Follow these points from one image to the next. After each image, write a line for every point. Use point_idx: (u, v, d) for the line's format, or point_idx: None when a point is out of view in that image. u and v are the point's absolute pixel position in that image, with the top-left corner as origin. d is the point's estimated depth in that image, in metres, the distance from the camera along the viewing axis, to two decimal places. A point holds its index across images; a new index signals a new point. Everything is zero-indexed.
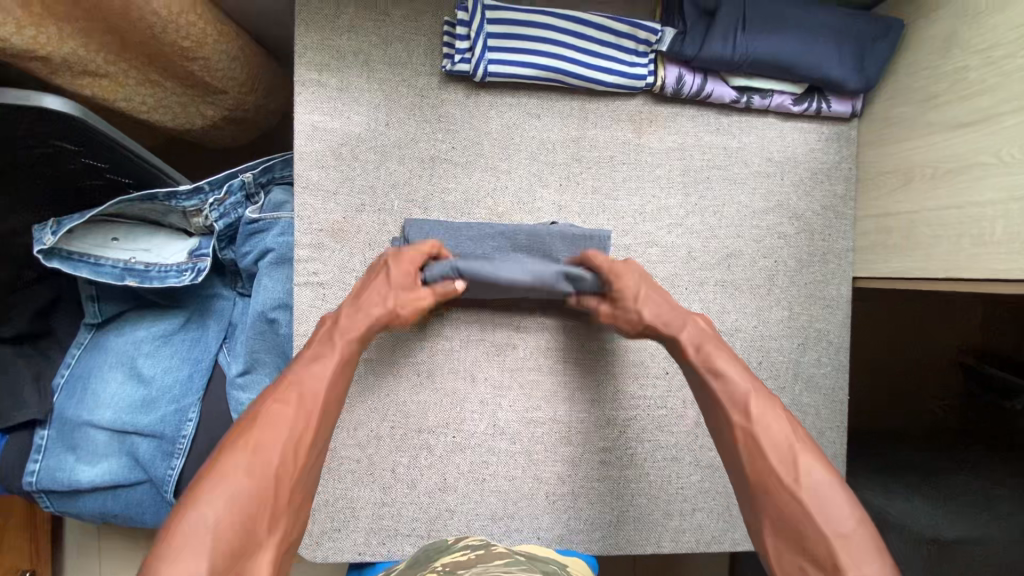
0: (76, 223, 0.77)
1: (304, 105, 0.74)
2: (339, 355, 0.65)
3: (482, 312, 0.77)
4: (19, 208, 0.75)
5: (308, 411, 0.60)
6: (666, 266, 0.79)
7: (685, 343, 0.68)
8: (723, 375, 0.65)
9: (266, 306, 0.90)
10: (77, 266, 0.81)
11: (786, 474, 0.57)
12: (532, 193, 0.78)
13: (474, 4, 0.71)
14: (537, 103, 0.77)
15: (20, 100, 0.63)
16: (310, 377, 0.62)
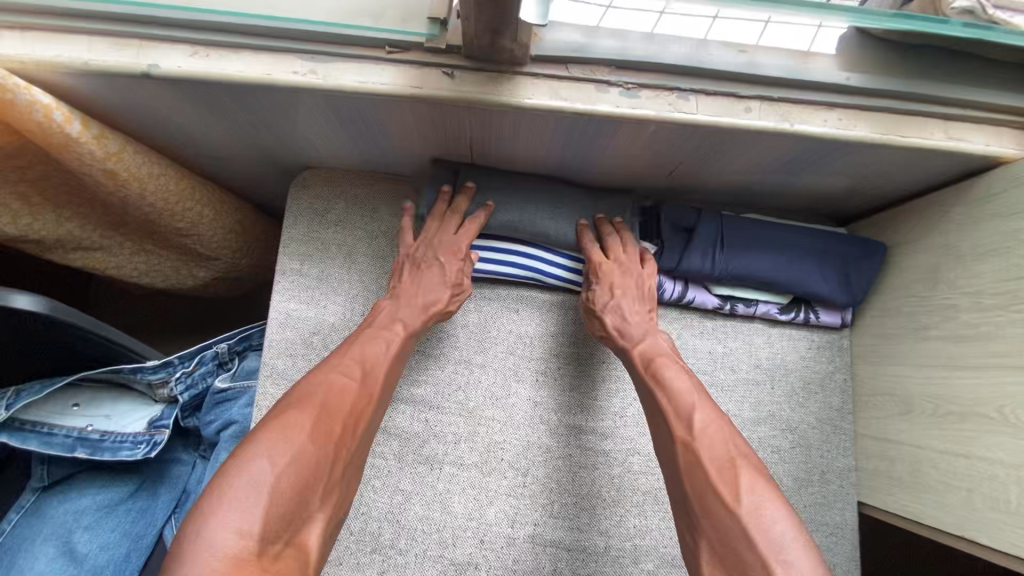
0: (33, 395, 0.75)
1: (283, 293, 0.74)
2: (399, 351, 0.65)
3: (442, 519, 0.69)
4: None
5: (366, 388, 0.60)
6: (648, 478, 0.72)
7: (643, 351, 0.65)
8: (672, 389, 0.61)
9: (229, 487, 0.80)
10: (26, 437, 0.77)
11: (726, 491, 0.52)
12: (507, 387, 0.74)
13: None
14: (515, 297, 0.77)
15: None
16: (368, 361, 0.62)
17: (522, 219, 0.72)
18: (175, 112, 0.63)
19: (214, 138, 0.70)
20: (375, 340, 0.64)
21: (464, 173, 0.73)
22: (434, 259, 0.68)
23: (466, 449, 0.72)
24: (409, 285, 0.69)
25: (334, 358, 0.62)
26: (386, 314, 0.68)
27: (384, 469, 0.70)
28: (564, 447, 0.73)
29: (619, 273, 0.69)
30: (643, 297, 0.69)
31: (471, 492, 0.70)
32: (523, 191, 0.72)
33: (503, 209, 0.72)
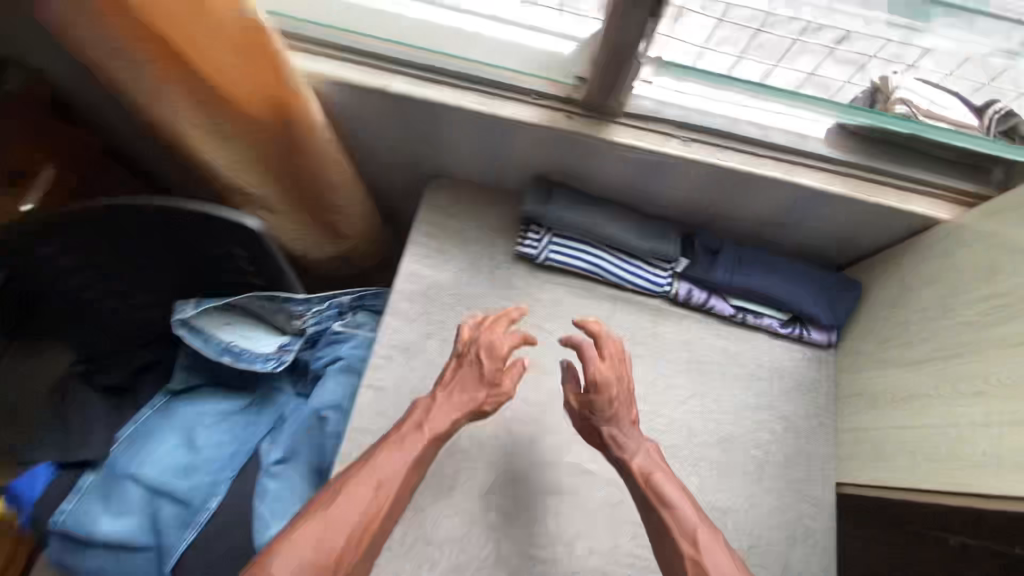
0: (213, 304, 0.99)
1: (411, 257, 1.01)
2: (419, 458, 0.74)
3: (506, 440, 0.91)
4: (186, 276, 1.01)
5: (380, 496, 0.70)
6: (668, 436, 0.92)
7: (640, 469, 0.76)
8: (674, 504, 0.73)
9: (338, 414, 1.05)
10: (194, 336, 1.00)
11: None
12: (564, 353, 0.97)
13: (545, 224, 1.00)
14: (581, 285, 1.00)
15: (231, 216, 0.88)
16: (381, 472, 0.71)
17: (600, 225, 0.97)
18: (376, 120, 0.94)
19: (386, 145, 1.01)
20: (397, 451, 0.73)
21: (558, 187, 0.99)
22: (475, 359, 0.82)
23: (528, 391, 0.94)
24: (440, 396, 0.79)
25: (361, 470, 0.71)
26: (419, 411, 0.79)
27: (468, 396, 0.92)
28: None
29: (618, 382, 0.81)
30: (631, 407, 0.82)
31: (529, 424, 0.92)
32: (602, 207, 0.98)
33: (587, 217, 0.97)
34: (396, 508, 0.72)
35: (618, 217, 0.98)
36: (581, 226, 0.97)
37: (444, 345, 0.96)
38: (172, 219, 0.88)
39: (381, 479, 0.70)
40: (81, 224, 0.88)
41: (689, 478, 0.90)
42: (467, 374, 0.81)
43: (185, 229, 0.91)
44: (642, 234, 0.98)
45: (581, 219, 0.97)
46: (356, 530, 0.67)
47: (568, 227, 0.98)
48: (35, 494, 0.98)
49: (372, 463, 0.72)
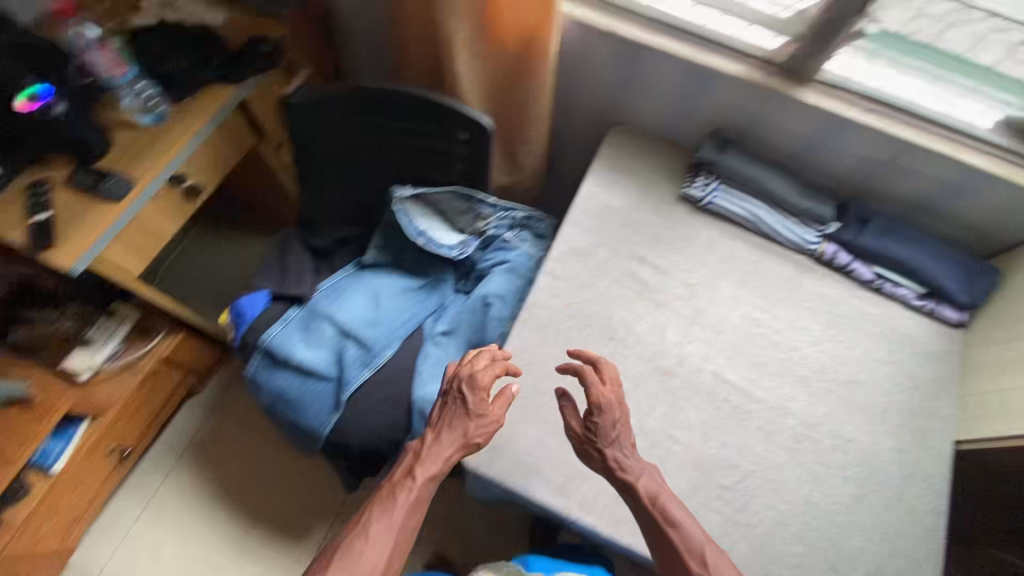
0: (424, 191, 1.21)
1: (592, 181, 1.18)
2: (420, 494, 0.88)
3: (660, 340, 1.03)
4: (405, 166, 1.24)
5: (378, 562, 0.83)
6: (804, 367, 1.03)
7: (645, 493, 0.85)
8: (681, 527, 0.82)
9: (501, 303, 1.21)
10: (402, 216, 1.24)
11: None
12: (715, 284, 1.10)
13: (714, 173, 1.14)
14: (735, 231, 1.15)
15: (470, 114, 1.08)
16: (377, 532, 0.84)
17: (764, 180, 1.11)
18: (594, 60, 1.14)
19: (591, 90, 1.21)
20: (398, 497, 0.87)
21: (732, 142, 1.13)
22: (460, 398, 0.92)
23: (683, 306, 1.07)
24: (422, 473, 0.88)
25: (375, 520, 0.85)
26: (410, 464, 0.91)
27: (630, 299, 1.07)
28: (748, 328, 1.06)
29: (617, 406, 0.90)
30: (630, 429, 0.91)
31: (681, 330, 1.05)
32: (768, 167, 1.13)
33: (753, 171, 1.11)
34: (405, 537, 0.86)
35: (782, 177, 1.13)
36: (748, 177, 1.11)
37: (612, 255, 1.11)
38: (420, 108, 1.10)
39: (374, 549, 0.83)
40: (350, 100, 1.11)
41: (819, 406, 1.00)
42: (455, 413, 0.92)
43: (425, 119, 1.13)
44: (799, 194, 1.12)
45: (749, 171, 1.11)
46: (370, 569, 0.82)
47: (736, 176, 1.12)
48: (252, 314, 1.18)
49: (366, 541, 0.84)
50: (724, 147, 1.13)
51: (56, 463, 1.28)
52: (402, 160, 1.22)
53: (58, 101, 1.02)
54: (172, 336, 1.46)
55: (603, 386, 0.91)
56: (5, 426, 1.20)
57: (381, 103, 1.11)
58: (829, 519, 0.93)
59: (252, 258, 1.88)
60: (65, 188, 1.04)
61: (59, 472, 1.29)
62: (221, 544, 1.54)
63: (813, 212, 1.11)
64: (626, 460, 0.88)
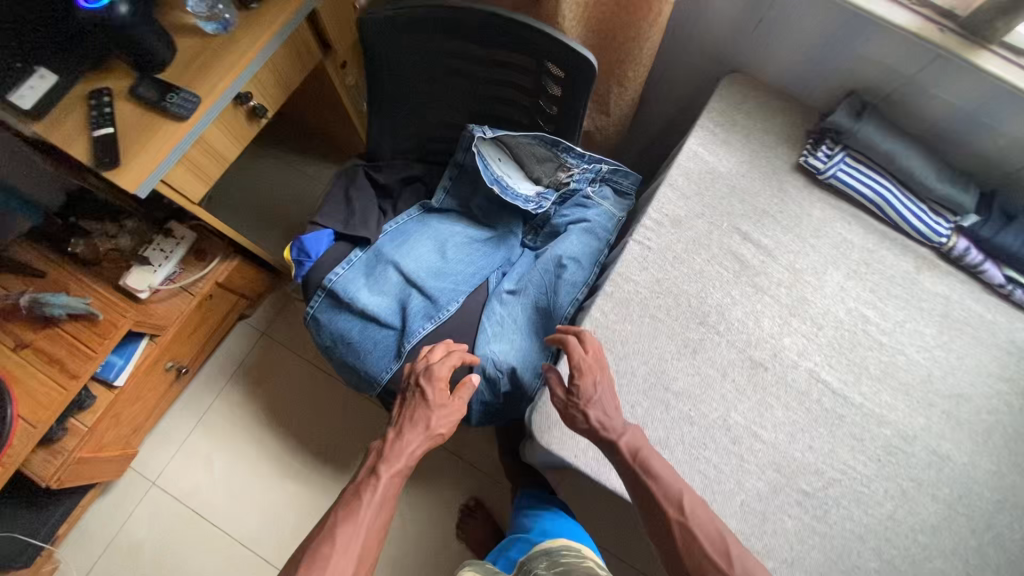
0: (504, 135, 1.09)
1: (696, 139, 1.05)
2: (385, 491, 0.88)
3: (754, 328, 0.95)
4: (485, 103, 1.11)
5: (355, 549, 0.80)
6: (907, 374, 0.95)
7: (626, 447, 0.81)
8: (660, 477, 0.79)
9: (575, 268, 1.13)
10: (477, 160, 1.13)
11: (721, 561, 0.74)
12: (824, 271, 0.99)
13: (841, 148, 1.00)
14: (852, 214, 1.02)
15: (573, 47, 0.93)
16: (347, 522, 0.82)
17: (900, 161, 0.97)
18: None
19: (709, 31, 1.05)
20: (362, 498, 0.86)
21: (870, 110, 0.98)
22: (417, 391, 0.98)
23: (784, 293, 0.98)
24: (393, 462, 0.90)
25: (340, 523, 0.82)
26: (376, 459, 0.92)
27: (725, 279, 0.97)
28: (853, 325, 0.96)
29: (598, 369, 0.86)
30: (613, 394, 0.87)
31: (779, 319, 0.96)
32: (908, 143, 0.97)
33: (889, 149, 0.97)
34: (377, 526, 0.84)
35: (922, 157, 0.97)
36: (881, 155, 0.97)
37: (711, 227, 1.00)
38: (515, 37, 0.95)
39: (347, 538, 0.80)
40: (432, 18, 0.96)
41: (917, 417, 0.93)
42: (415, 406, 0.97)
43: (516, 49, 0.98)
44: (939, 179, 0.97)
45: (884, 146, 0.97)
46: (345, 559, 0.79)
47: (866, 152, 0.98)
48: (317, 253, 1.13)
49: (336, 533, 0.81)
50: (860, 113, 0.98)
51: (118, 377, 1.31)
52: (484, 95, 1.10)
53: (120, 2, 0.90)
54: (226, 262, 1.43)
55: (584, 351, 0.88)
56: (70, 340, 1.19)
57: (465, 25, 0.96)
58: (912, 538, 0.87)
59: (311, 182, 1.82)
60: (126, 99, 0.96)
61: (121, 387, 1.33)
62: (268, 464, 1.59)
63: (948, 202, 0.98)
64: (608, 423, 0.83)
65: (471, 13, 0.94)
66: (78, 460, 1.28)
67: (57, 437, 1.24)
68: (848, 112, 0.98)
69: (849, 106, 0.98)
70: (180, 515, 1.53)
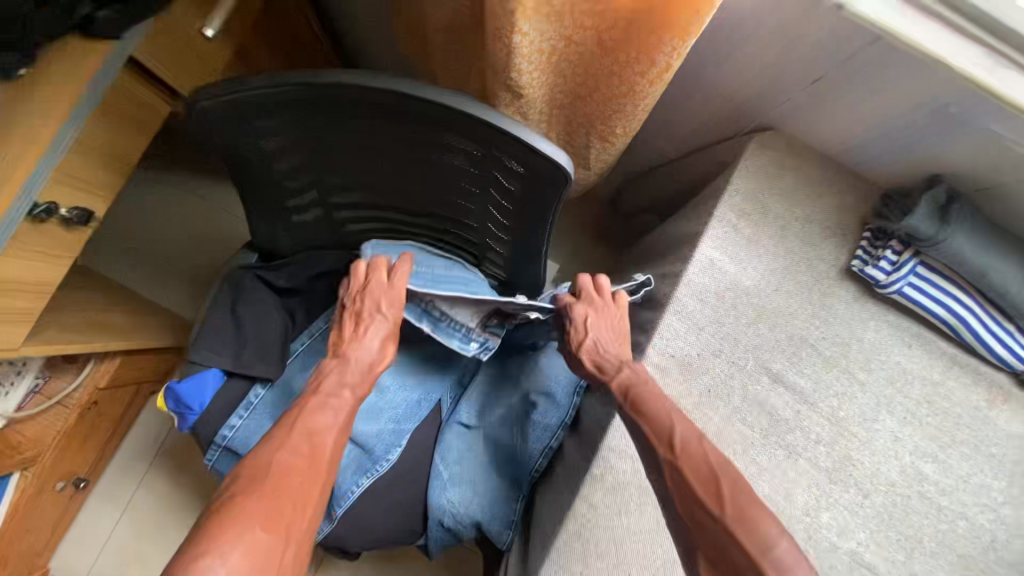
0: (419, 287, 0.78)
1: (712, 239, 0.76)
2: (350, 410, 0.71)
3: (785, 505, 0.73)
4: (411, 188, 0.79)
5: (315, 468, 0.62)
6: (965, 543, 0.75)
7: (616, 385, 0.67)
8: (651, 413, 0.62)
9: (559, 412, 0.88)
10: None
11: (714, 507, 0.54)
12: (874, 415, 0.75)
13: (910, 257, 0.72)
14: (913, 334, 0.77)
15: (519, 132, 0.60)
16: (310, 434, 0.65)
17: (998, 275, 0.69)
18: (769, 25, 0.64)
19: (733, 71, 0.73)
20: (324, 414, 0.68)
21: (959, 206, 0.68)
22: (376, 307, 0.76)
23: (822, 454, 0.74)
24: (348, 370, 0.74)
25: (293, 442, 0.63)
26: (333, 377, 0.73)
27: (749, 441, 0.73)
28: (907, 488, 0.75)
29: (591, 304, 0.75)
30: (618, 329, 0.74)
31: (817, 489, 0.73)
32: (1009, 249, 0.69)
33: (980, 260, 0.68)
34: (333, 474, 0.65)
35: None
36: (969, 264, 0.69)
37: (730, 369, 0.74)
38: (434, 119, 0.62)
39: (300, 453, 0.62)
40: (299, 100, 0.61)
41: None
42: (368, 327, 0.76)
43: (448, 130, 0.64)
44: None
45: (975, 258, 0.68)
46: (298, 480, 0.60)
47: (950, 260, 0.70)
48: (203, 402, 0.83)
49: (297, 436, 0.64)
50: (945, 209, 0.68)
51: None
52: (406, 180, 0.77)
53: None
54: (105, 363, 1.11)
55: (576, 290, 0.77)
56: None
57: (357, 105, 0.62)
58: None
59: (223, 215, 1.43)
60: None
61: None
62: None
63: None
64: (604, 363, 0.71)
65: (365, 89, 0.59)
66: None
67: None
68: (933, 210, 0.68)
69: (933, 203, 0.68)
70: None
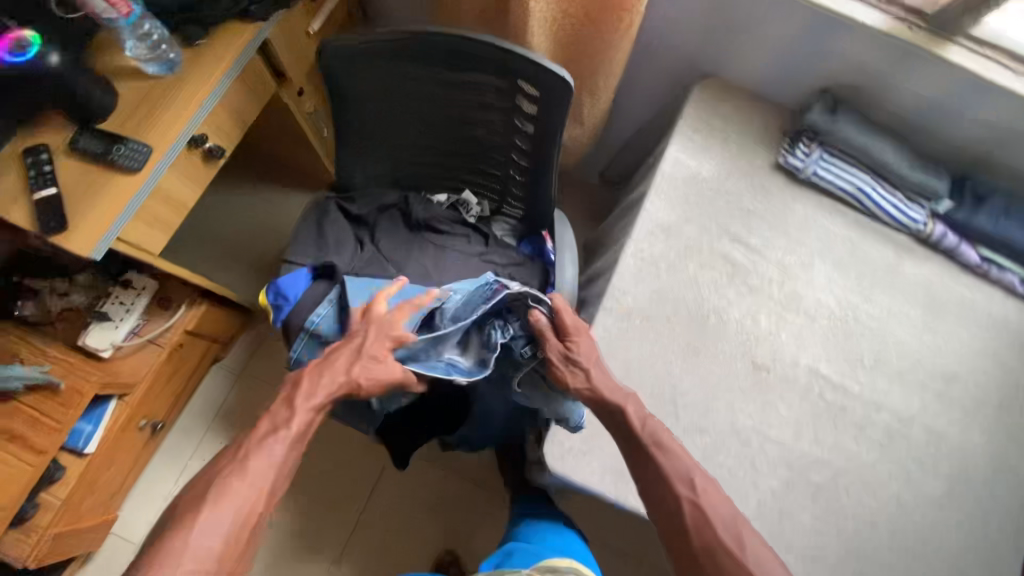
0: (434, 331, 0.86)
1: (676, 147, 1.05)
2: (300, 432, 0.75)
3: (752, 328, 0.97)
4: (455, 128, 1.08)
5: (257, 491, 0.69)
6: (897, 358, 0.98)
7: (635, 418, 0.80)
8: (674, 453, 0.78)
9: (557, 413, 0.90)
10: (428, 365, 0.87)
11: (734, 545, 0.70)
12: (810, 265, 1.01)
13: (816, 147, 1.01)
14: (832, 207, 1.04)
15: (534, 58, 0.89)
16: (254, 460, 0.71)
17: (874, 151, 0.99)
18: None
19: (679, 33, 1.06)
20: (272, 436, 0.73)
21: (839, 107, 1.00)
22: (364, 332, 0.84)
23: (775, 292, 0.99)
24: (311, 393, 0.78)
25: (236, 466, 0.69)
26: (287, 400, 0.78)
27: (720, 283, 0.98)
28: (843, 317, 0.99)
29: (575, 326, 0.86)
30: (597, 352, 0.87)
31: (773, 316, 0.98)
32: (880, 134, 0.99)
33: (860, 141, 0.98)
34: (280, 488, 0.72)
35: (893, 146, 1.00)
36: (855, 144, 0.99)
37: (699, 235, 1.00)
38: (477, 57, 0.92)
39: (243, 475, 0.69)
40: (388, 47, 0.92)
41: (913, 401, 0.96)
42: (348, 351, 0.83)
43: (484, 66, 0.94)
44: (906, 165, 0.99)
45: (856, 139, 0.98)
46: (238, 503, 0.67)
47: (841, 141, 0.99)
48: (297, 294, 1.06)
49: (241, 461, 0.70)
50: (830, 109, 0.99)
51: (88, 445, 1.22)
52: (452, 120, 1.06)
53: (51, 52, 0.84)
54: (193, 309, 1.33)
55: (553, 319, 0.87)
56: (30, 414, 1.10)
57: (425, 50, 0.92)
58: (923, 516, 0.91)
59: (280, 210, 1.71)
60: (68, 155, 0.88)
61: (92, 453, 1.23)
62: None
63: (924, 190, 1.00)
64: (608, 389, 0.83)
65: (434, 36, 0.90)
66: (57, 535, 1.20)
67: (29, 515, 1.16)
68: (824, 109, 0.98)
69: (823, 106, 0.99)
70: None
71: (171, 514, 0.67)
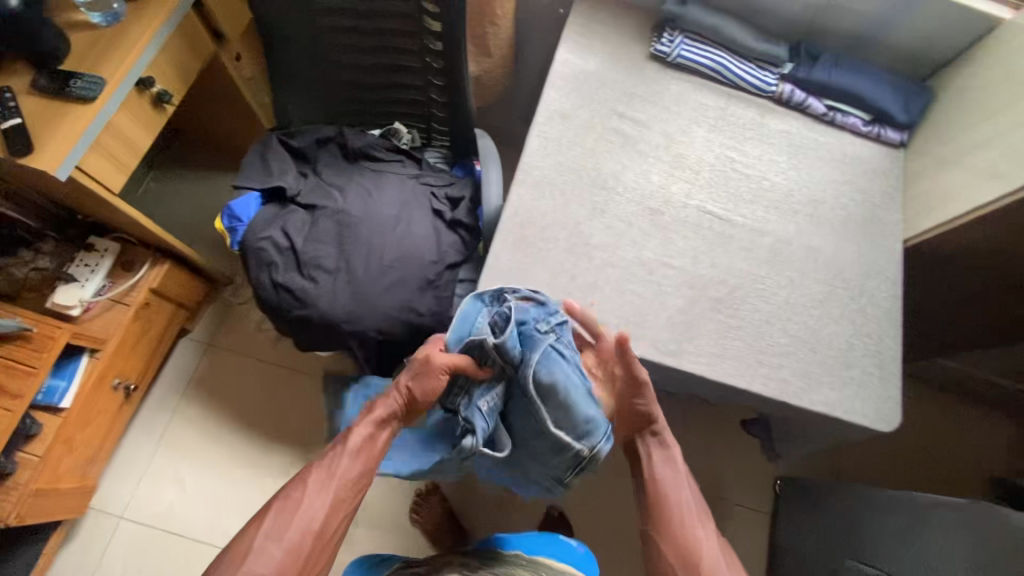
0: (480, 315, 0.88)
1: (565, 49, 1.24)
2: (369, 448, 0.87)
3: (645, 183, 1.13)
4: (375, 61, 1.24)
5: (330, 497, 0.81)
6: (770, 194, 1.15)
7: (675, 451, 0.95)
8: (694, 494, 0.92)
9: (569, 387, 0.83)
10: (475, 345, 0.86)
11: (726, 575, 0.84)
12: (689, 129, 1.19)
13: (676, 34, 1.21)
14: (701, 82, 1.23)
15: None
16: (329, 470, 0.83)
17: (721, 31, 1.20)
18: None
19: None
20: (347, 449, 0.86)
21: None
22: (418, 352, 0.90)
23: (661, 153, 1.16)
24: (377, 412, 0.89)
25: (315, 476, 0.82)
26: (361, 421, 0.89)
27: (614, 151, 1.15)
28: (722, 165, 1.16)
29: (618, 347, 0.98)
30: None
31: (662, 172, 1.15)
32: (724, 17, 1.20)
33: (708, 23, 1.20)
34: (353, 496, 0.84)
35: (737, 26, 1.21)
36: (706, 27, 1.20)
37: (593, 114, 1.18)
38: None
39: (319, 483, 0.82)
40: None
41: (789, 225, 1.13)
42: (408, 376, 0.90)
43: None
44: (750, 39, 1.20)
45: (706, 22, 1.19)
46: (315, 507, 0.80)
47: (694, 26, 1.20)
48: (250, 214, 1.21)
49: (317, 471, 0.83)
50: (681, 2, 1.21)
51: (63, 400, 1.27)
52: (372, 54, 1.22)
53: None
54: (157, 267, 1.42)
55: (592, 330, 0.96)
56: (4, 362, 1.17)
57: None
58: (807, 312, 1.07)
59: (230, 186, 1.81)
60: (29, 94, 1.00)
61: (68, 409, 1.28)
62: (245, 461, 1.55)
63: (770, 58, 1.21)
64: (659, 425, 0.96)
65: None
66: (37, 492, 1.24)
67: (9, 471, 1.20)
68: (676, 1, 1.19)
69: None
70: (154, 537, 1.47)
71: (263, 512, 0.80)
